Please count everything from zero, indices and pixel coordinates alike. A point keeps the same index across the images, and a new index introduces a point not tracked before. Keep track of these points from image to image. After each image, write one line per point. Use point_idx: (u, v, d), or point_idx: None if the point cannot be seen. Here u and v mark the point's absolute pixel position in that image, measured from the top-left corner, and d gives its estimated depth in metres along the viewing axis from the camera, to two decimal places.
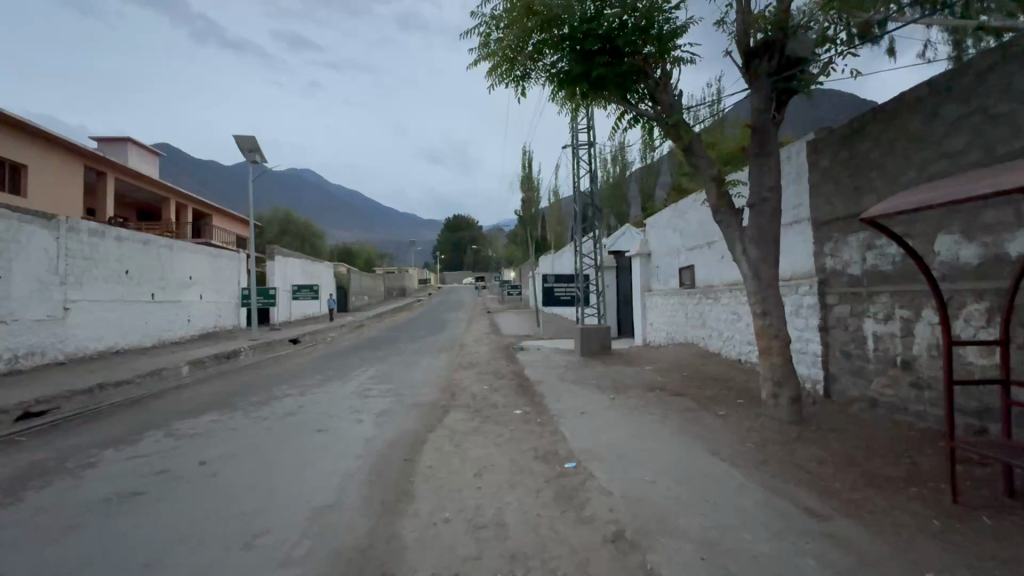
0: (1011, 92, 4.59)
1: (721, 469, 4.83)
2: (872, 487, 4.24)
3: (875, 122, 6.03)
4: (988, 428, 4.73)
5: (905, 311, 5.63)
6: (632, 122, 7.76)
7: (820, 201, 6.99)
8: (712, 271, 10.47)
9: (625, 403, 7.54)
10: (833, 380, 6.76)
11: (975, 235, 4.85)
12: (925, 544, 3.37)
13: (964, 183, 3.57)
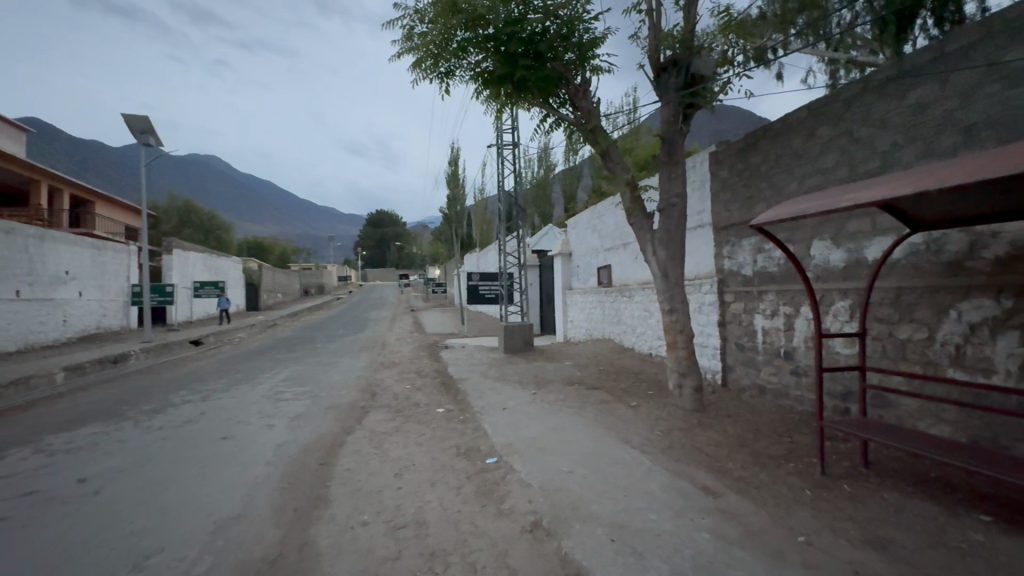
0: (868, 119, 5.33)
1: (632, 456, 5.16)
2: (759, 465, 4.75)
3: (765, 139, 6.72)
4: (850, 408, 5.48)
5: (787, 308, 6.35)
6: (553, 125, 8.00)
7: (719, 208, 7.66)
8: (627, 271, 11.08)
9: (546, 397, 7.77)
10: (729, 370, 7.45)
11: (841, 242, 5.59)
12: (799, 512, 3.84)
13: (831, 197, 4.12)
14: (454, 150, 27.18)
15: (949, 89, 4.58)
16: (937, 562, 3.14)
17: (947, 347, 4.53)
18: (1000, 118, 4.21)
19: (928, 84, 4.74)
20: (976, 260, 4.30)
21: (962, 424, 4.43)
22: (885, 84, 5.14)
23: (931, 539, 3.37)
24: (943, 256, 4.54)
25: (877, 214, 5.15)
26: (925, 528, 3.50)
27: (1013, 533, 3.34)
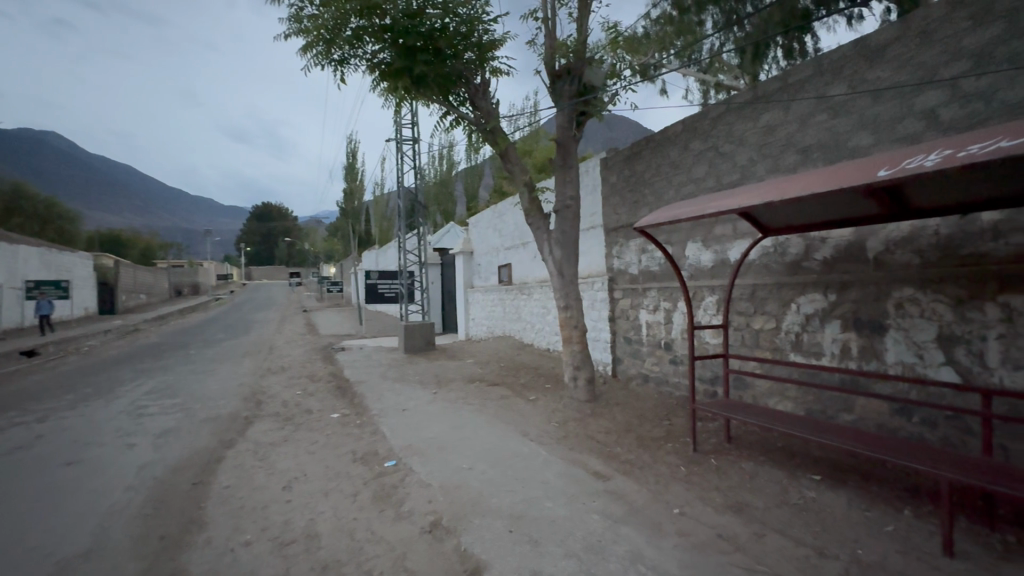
0: (731, 136, 6.06)
1: (530, 448, 5.35)
2: (643, 448, 5.19)
3: (648, 149, 7.34)
4: (717, 391, 6.20)
5: (666, 304, 7.00)
6: (453, 123, 7.98)
7: (609, 211, 8.21)
8: (526, 270, 11.42)
9: (447, 396, 7.75)
10: (618, 361, 8.03)
11: (710, 244, 6.29)
12: (675, 487, 4.27)
13: (701, 204, 4.62)
14: (351, 142, 25.88)
15: (790, 114, 5.37)
16: (780, 518, 3.68)
17: (790, 335, 5.31)
18: (827, 142, 5.02)
19: (776, 109, 5.51)
20: (811, 261, 5.09)
21: (800, 399, 5.23)
22: (743, 106, 5.87)
23: (777, 500, 3.94)
24: (787, 257, 5.32)
25: (737, 220, 5.88)
26: (773, 490, 4.08)
27: (835, 488, 4.02)
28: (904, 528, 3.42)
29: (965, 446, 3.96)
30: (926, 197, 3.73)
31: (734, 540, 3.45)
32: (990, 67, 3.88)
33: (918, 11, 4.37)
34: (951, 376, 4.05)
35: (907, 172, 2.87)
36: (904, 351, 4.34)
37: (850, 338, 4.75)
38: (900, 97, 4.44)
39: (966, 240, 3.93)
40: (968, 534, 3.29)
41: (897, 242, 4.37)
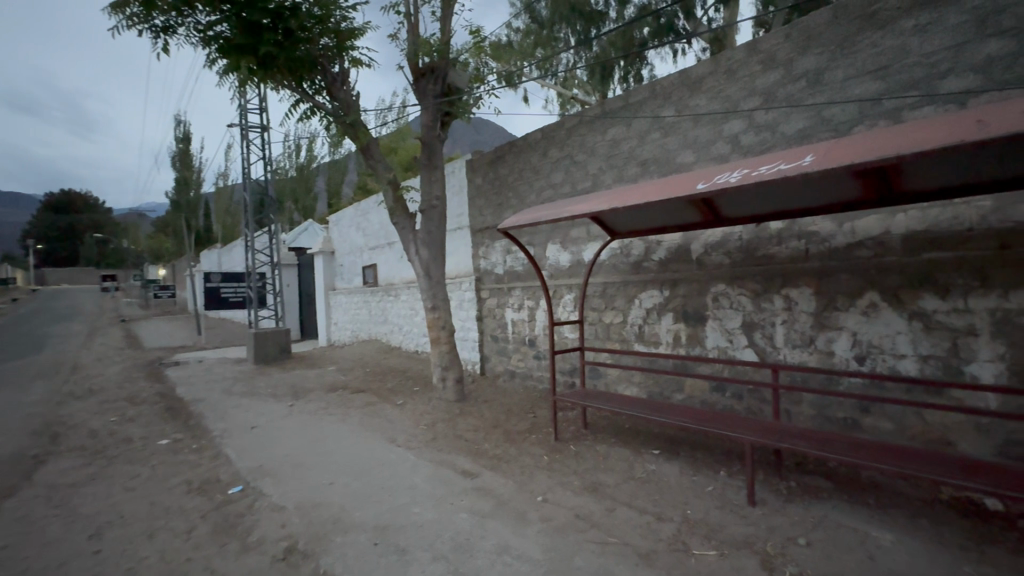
0: (583, 146, 6.58)
1: (397, 454, 5.19)
2: (509, 442, 5.38)
3: (511, 153, 7.63)
4: (575, 381, 6.69)
5: (530, 302, 7.35)
6: (309, 112, 7.39)
7: (475, 212, 8.36)
8: (393, 271, 11.06)
9: (304, 408, 7.15)
10: (486, 359, 8.21)
11: (567, 246, 6.75)
12: (538, 476, 4.51)
13: (557, 208, 4.96)
14: (181, 124, 22.40)
15: (631, 131, 6.01)
16: (627, 492, 4.10)
17: (634, 327, 5.95)
18: (661, 157, 5.73)
19: (620, 125, 6.13)
20: (650, 261, 5.77)
21: (643, 384, 5.90)
22: (593, 120, 6.42)
23: (626, 476, 4.39)
24: (631, 258, 5.96)
25: (590, 223, 6.41)
26: (622, 468, 4.54)
27: (670, 459, 4.61)
28: (721, 486, 4.05)
29: (762, 413, 4.83)
30: (733, 209, 4.46)
31: (590, 518, 3.76)
32: (774, 104, 4.78)
33: (724, 52, 5.21)
34: (752, 356, 4.91)
35: (717, 187, 3.41)
36: (719, 337, 5.14)
37: (680, 328, 5.49)
38: (713, 123, 5.25)
39: (760, 244, 4.80)
40: (765, 485, 4.01)
41: (713, 245, 5.18)
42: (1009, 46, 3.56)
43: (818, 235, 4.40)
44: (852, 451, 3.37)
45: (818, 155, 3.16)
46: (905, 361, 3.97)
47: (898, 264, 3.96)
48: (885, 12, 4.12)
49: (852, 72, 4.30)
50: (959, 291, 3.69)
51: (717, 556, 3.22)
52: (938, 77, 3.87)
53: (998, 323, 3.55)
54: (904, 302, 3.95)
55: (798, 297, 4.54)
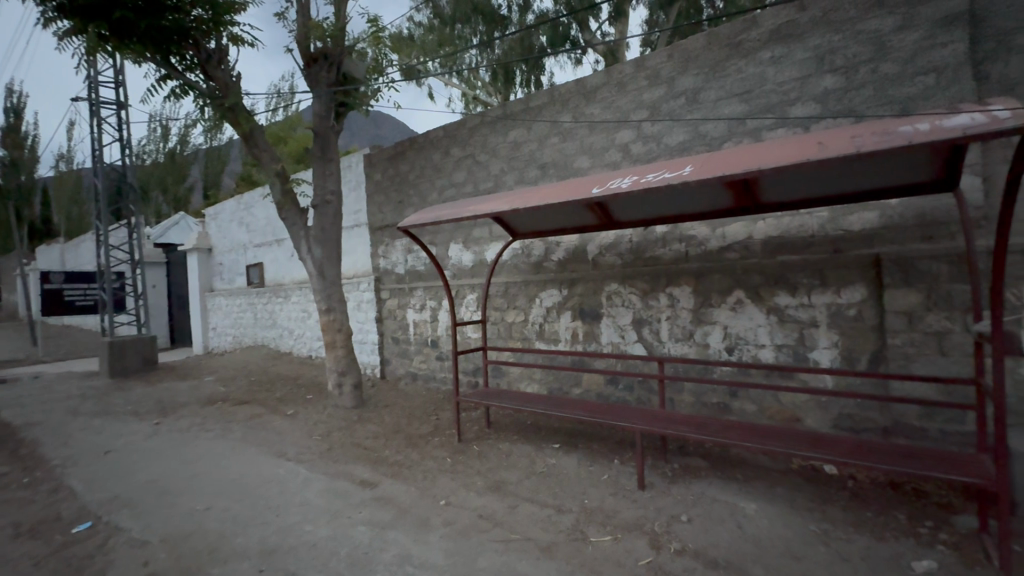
0: (485, 147, 6.61)
1: (286, 469, 4.79)
2: (411, 447, 5.23)
3: (412, 150, 7.45)
4: (478, 381, 6.70)
5: (431, 302, 7.21)
6: (178, 90, 6.53)
7: (374, 209, 8.04)
8: (281, 270, 10.21)
9: (174, 426, 6.31)
10: (387, 362, 7.93)
11: (469, 246, 6.74)
12: (441, 480, 4.44)
13: (458, 207, 4.92)
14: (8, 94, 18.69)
15: (531, 134, 6.16)
16: (529, 488, 4.20)
17: (535, 325, 6.12)
18: (559, 162, 5.94)
19: (520, 127, 6.25)
20: (549, 261, 5.98)
21: (543, 380, 6.07)
22: (495, 121, 6.48)
23: (528, 471, 4.48)
24: (532, 258, 6.12)
25: (491, 223, 6.46)
26: (524, 464, 4.63)
27: (569, 451, 4.80)
28: (614, 474, 4.30)
29: (650, 402, 5.22)
30: (625, 214, 4.76)
31: (493, 517, 3.78)
32: (659, 118, 5.19)
33: (616, 66, 5.53)
34: (641, 350, 5.28)
35: (609, 192, 3.62)
36: (612, 333, 5.46)
37: (578, 325, 5.75)
38: (606, 131, 5.56)
39: (647, 246, 5.19)
40: (653, 469, 4.34)
41: (607, 247, 5.49)
42: (840, 81, 4.21)
43: (696, 239, 4.87)
44: (725, 432, 3.76)
45: (695, 167, 3.49)
46: (764, 350, 4.52)
47: (759, 265, 4.51)
48: (748, 42, 4.66)
49: (723, 94, 4.80)
50: (805, 289, 4.30)
51: (612, 540, 3.41)
52: (788, 104, 4.45)
53: (833, 315, 4.18)
54: (764, 298, 4.51)
55: (680, 295, 4.98)
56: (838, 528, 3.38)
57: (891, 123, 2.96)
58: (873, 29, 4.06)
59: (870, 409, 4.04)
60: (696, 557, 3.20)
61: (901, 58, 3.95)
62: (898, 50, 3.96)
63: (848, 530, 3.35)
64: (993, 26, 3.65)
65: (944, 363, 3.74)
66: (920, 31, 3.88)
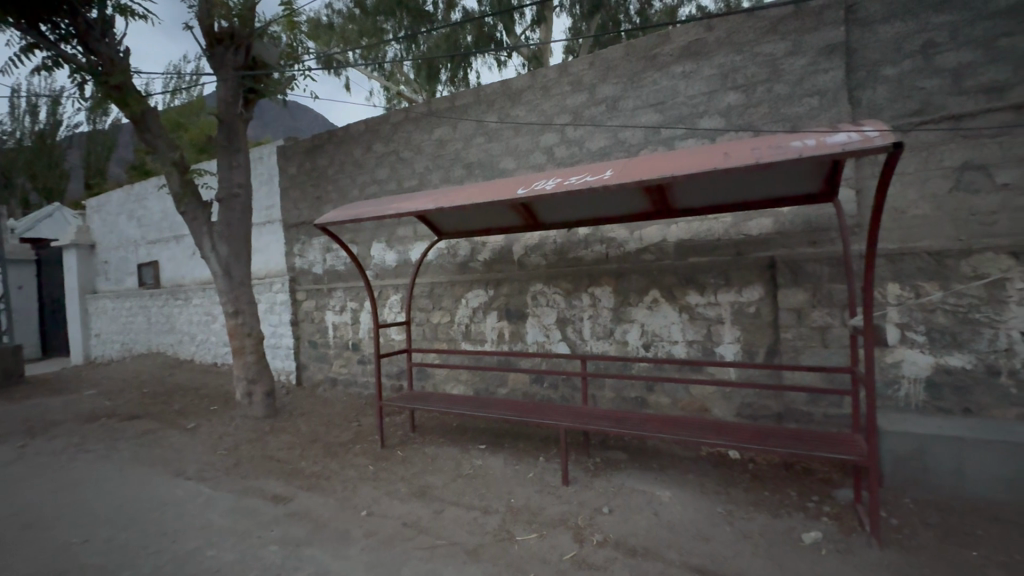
0: (409, 144, 6.43)
1: (186, 489, 4.34)
2: (329, 456, 4.96)
3: (331, 143, 7.08)
4: (402, 384, 6.51)
5: (352, 304, 6.89)
6: (50, 63, 5.70)
7: (288, 205, 7.55)
8: (180, 269, 9.25)
9: (45, 447, 5.49)
10: (303, 368, 7.47)
11: (393, 245, 6.53)
12: (363, 489, 4.25)
13: (381, 205, 4.74)
14: None
15: (457, 132, 6.10)
16: (455, 491, 4.14)
17: (461, 326, 6.06)
18: (485, 161, 5.93)
19: (445, 125, 6.16)
20: (475, 261, 5.96)
21: (470, 381, 6.03)
22: (420, 117, 6.34)
23: (454, 474, 4.41)
24: (458, 258, 6.07)
25: (416, 223, 6.30)
26: (450, 467, 4.55)
27: (495, 452, 4.79)
28: (540, 471, 4.37)
29: (573, 399, 5.36)
30: (550, 215, 4.85)
31: (417, 524, 3.68)
32: (581, 123, 5.35)
33: (540, 70, 5.62)
34: (564, 348, 5.41)
35: (534, 193, 3.66)
36: (538, 333, 5.54)
37: (504, 325, 5.77)
38: (531, 133, 5.64)
39: (571, 247, 5.34)
40: (576, 464, 4.46)
41: (532, 247, 5.58)
42: (742, 98, 4.58)
43: (616, 241, 5.09)
44: (642, 425, 3.95)
45: (615, 171, 3.63)
46: (677, 346, 4.82)
47: (672, 266, 4.80)
48: (662, 56, 4.93)
49: (640, 103, 5.05)
50: (712, 288, 4.63)
51: (537, 537, 3.46)
52: (698, 116, 4.78)
53: (736, 313, 4.55)
54: (676, 297, 4.80)
55: (601, 295, 5.16)
56: (741, 509, 3.67)
57: (785, 138, 3.27)
58: (769, 52, 4.46)
59: (767, 397, 4.44)
60: (617, 547, 3.32)
61: (792, 80, 4.38)
62: (789, 73, 4.39)
63: (749, 509, 3.65)
64: (865, 57, 4.15)
65: (827, 354, 4.20)
66: (807, 57, 4.31)
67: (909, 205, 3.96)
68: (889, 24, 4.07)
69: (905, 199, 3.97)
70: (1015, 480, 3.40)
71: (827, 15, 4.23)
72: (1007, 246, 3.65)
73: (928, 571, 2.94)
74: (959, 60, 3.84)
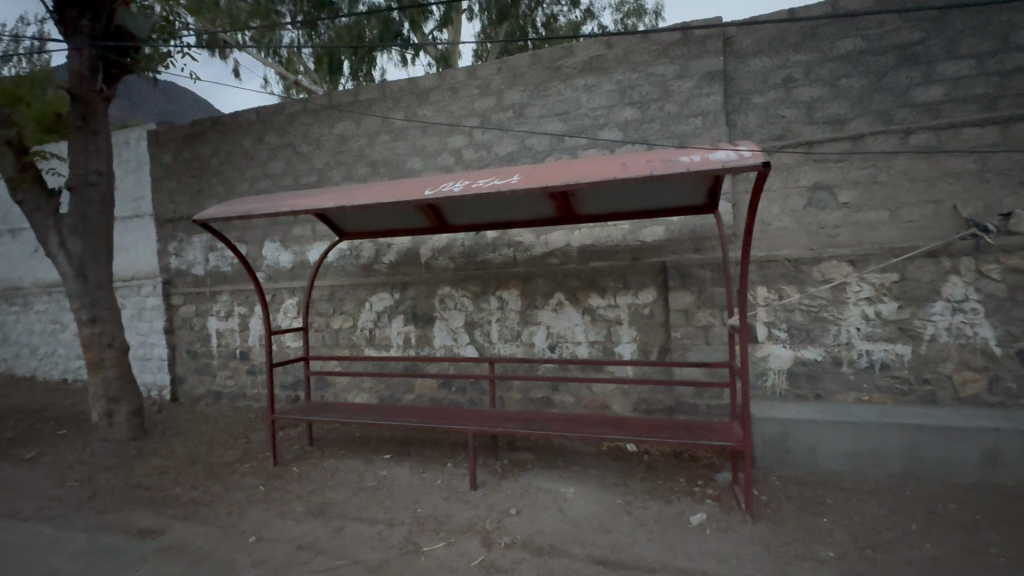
0: (307, 137, 6.02)
1: (22, 532, 3.64)
2: (211, 479, 4.46)
3: (215, 131, 6.40)
4: (299, 395, 6.05)
5: (240, 308, 6.27)
6: None
7: (162, 198, 6.69)
8: (16, 268, 7.76)
9: None
10: (180, 382, 6.65)
11: (288, 245, 6.06)
12: (251, 513, 3.86)
13: (272, 201, 4.37)
14: None
15: (360, 129, 5.82)
16: (357, 505, 3.92)
17: (365, 331, 5.79)
18: (390, 160, 5.73)
19: (348, 120, 5.86)
20: (380, 263, 5.73)
21: (374, 389, 5.77)
22: (319, 110, 5.96)
23: (356, 488, 4.18)
24: (361, 260, 5.79)
25: (315, 221, 5.91)
26: (352, 480, 4.31)
27: (401, 461, 4.62)
28: (447, 477, 4.29)
29: (481, 402, 5.35)
30: (458, 218, 4.80)
31: (314, 545, 3.43)
32: (489, 127, 5.38)
33: (448, 71, 5.56)
34: (472, 352, 5.39)
35: (442, 194, 3.60)
36: (445, 337, 5.46)
37: (410, 330, 5.61)
38: (439, 134, 5.55)
39: (479, 250, 5.35)
40: (484, 467, 4.45)
41: (440, 250, 5.49)
42: (637, 113, 4.91)
43: (523, 244, 5.19)
44: (548, 425, 4.05)
45: (523, 176, 3.69)
46: (580, 346, 5.02)
47: (576, 270, 5.00)
48: (565, 68, 5.13)
49: (545, 112, 5.20)
50: (612, 291, 4.90)
51: (445, 546, 3.39)
52: (598, 128, 5.04)
53: (633, 314, 4.85)
54: (579, 300, 5.01)
55: (509, 297, 5.22)
56: (637, 498, 3.91)
57: (675, 153, 3.55)
58: (660, 73, 4.84)
59: (659, 392, 4.79)
60: (524, 547, 3.37)
61: (679, 101, 4.78)
62: (677, 95, 4.78)
63: (645, 498, 3.90)
64: (739, 86, 4.67)
65: (709, 351, 4.63)
66: (692, 81, 4.74)
67: (774, 218, 4.52)
68: (758, 58, 4.61)
69: (771, 212, 4.52)
70: (855, 454, 4.00)
71: (709, 45, 4.68)
72: (848, 255, 4.29)
73: (790, 538, 3.36)
74: (811, 95, 4.46)
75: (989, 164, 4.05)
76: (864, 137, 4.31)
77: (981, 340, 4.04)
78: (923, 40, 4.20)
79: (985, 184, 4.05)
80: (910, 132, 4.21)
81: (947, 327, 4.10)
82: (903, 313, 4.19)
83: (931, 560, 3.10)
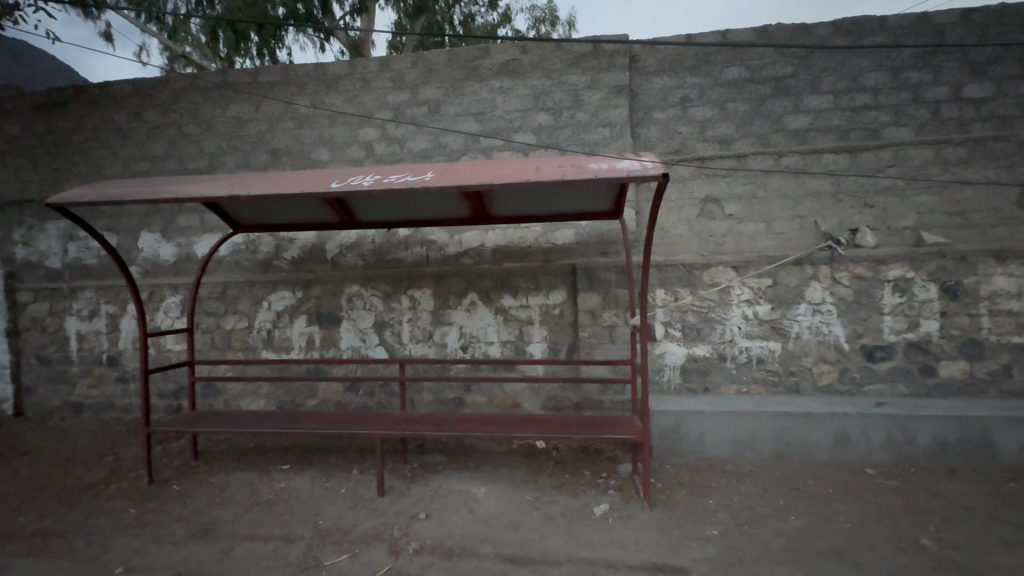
0: (195, 117, 5.42)
1: None
2: (67, 505, 3.84)
3: (78, 102, 5.54)
4: (182, 404, 5.43)
5: (108, 307, 5.48)
6: None
7: (6, 175, 5.66)
8: None
9: None
10: (27, 393, 5.66)
11: (170, 236, 5.41)
12: (119, 541, 3.39)
13: (151, 185, 3.88)
14: None
15: (260, 113, 5.37)
16: (250, 522, 3.60)
17: (261, 332, 5.35)
18: (293, 149, 5.35)
19: (245, 102, 5.37)
20: (280, 260, 5.33)
21: (272, 395, 5.35)
22: (210, 88, 5.39)
23: (248, 504, 3.84)
24: (258, 255, 5.35)
25: (203, 211, 5.34)
26: (244, 495, 3.95)
27: (301, 471, 4.32)
28: (353, 485, 4.09)
29: (391, 405, 5.19)
30: (368, 214, 4.59)
31: (197, 571, 3.10)
32: (403, 121, 5.23)
33: (360, 59, 5.32)
34: (382, 353, 5.21)
35: (351, 187, 3.44)
36: (352, 337, 5.21)
37: (314, 330, 5.27)
38: (348, 125, 5.29)
39: (390, 248, 5.17)
40: (392, 472, 4.31)
41: (348, 247, 5.24)
42: (550, 119, 5.06)
43: (436, 243, 5.11)
44: (459, 425, 4.03)
45: (437, 173, 3.64)
46: (492, 346, 5.05)
47: (489, 270, 5.02)
48: (481, 69, 5.14)
49: (461, 111, 5.17)
50: (524, 291, 4.99)
51: (349, 558, 3.24)
52: (513, 131, 5.11)
53: (544, 314, 4.99)
54: (492, 300, 5.04)
55: (421, 297, 5.11)
56: (546, 494, 4.02)
57: (585, 160, 3.70)
58: (573, 83, 5.02)
59: (568, 390, 4.97)
60: (433, 551, 3.31)
61: (589, 111, 5.00)
62: (588, 105, 5.00)
63: (553, 493, 4.02)
64: (643, 101, 4.99)
65: (613, 348, 4.90)
66: (601, 92, 4.98)
67: (671, 226, 4.90)
68: (659, 77, 4.96)
69: (668, 221, 4.89)
70: (736, 441, 4.45)
71: (617, 60, 4.95)
72: (732, 262, 4.77)
73: (681, 521, 3.65)
74: (704, 115, 4.89)
75: (843, 186, 4.72)
76: (746, 156, 4.82)
77: (834, 337, 4.70)
78: (793, 74, 4.79)
79: (839, 204, 4.72)
80: (783, 155, 4.78)
81: (809, 326, 4.72)
82: (775, 314, 4.75)
83: (794, 530, 3.54)
